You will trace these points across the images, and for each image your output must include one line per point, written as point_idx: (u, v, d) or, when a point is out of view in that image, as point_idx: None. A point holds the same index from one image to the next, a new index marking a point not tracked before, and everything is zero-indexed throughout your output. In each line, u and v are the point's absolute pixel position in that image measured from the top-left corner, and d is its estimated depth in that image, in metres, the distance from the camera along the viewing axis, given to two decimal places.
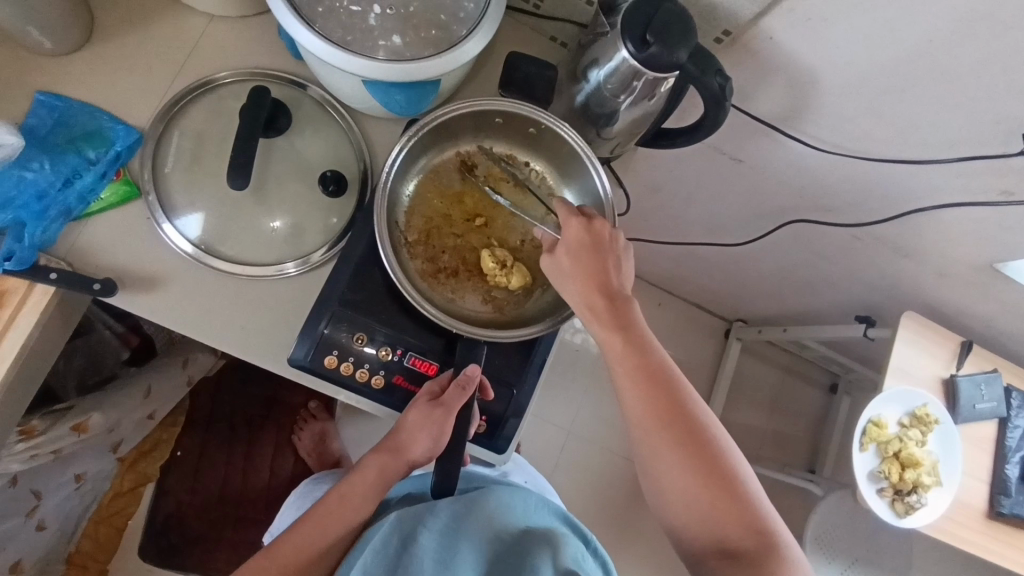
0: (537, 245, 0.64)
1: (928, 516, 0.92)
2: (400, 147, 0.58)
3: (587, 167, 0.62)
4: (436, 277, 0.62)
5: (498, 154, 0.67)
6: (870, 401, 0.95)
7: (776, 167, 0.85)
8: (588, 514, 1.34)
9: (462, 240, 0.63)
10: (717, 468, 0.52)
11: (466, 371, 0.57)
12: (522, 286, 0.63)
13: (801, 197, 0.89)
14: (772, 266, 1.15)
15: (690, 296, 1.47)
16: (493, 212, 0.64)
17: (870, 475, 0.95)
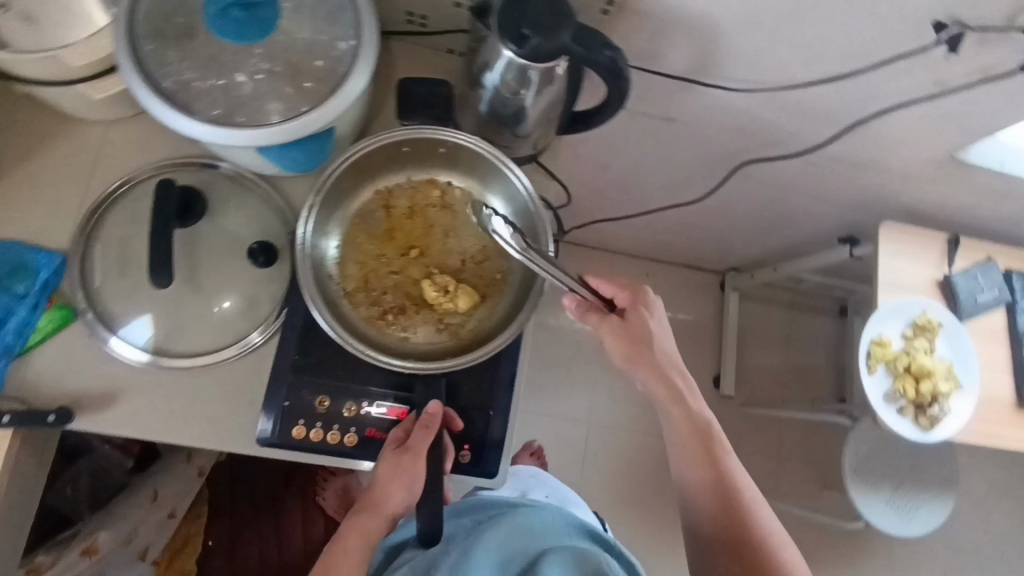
0: (478, 261, 0.63)
1: (955, 423, 0.89)
2: (305, 219, 0.57)
3: (504, 171, 0.61)
4: (384, 319, 0.60)
5: (419, 183, 0.65)
6: (868, 322, 0.92)
7: (709, 116, 0.83)
8: (629, 502, 1.33)
9: (401, 276, 0.62)
10: (734, 499, 0.65)
11: (428, 411, 0.56)
12: (472, 306, 0.62)
13: (744, 138, 0.87)
14: (744, 212, 1.13)
15: (675, 259, 1.44)
16: (427, 240, 0.63)
17: (886, 397, 0.91)
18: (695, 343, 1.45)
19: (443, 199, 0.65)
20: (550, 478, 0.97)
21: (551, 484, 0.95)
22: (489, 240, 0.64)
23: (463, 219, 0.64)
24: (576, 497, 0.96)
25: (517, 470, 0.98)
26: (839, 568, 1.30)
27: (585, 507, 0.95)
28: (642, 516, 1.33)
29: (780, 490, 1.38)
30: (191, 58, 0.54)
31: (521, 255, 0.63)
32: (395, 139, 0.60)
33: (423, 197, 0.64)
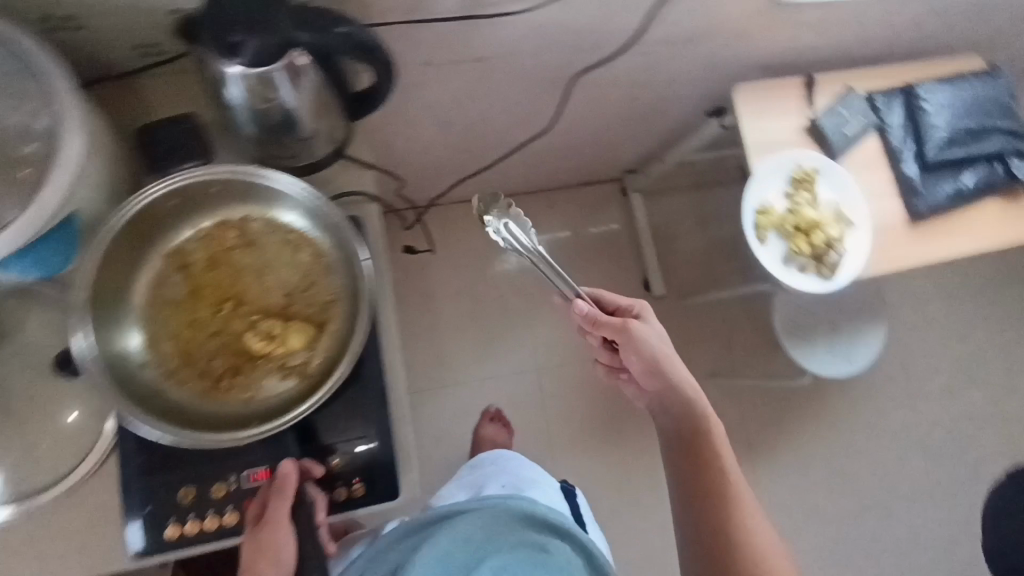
0: (303, 287, 0.58)
1: (855, 264, 0.88)
2: (83, 326, 0.51)
3: (265, 181, 0.55)
4: (222, 387, 0.55)
5: (211, 229, 0.58)
6: (747, 193, 0.88)
7: (515, 45, 0.76)
8: (601, 429, 1.36)
9: (225, 335, 0.56)
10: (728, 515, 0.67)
11: (281, 472, 0.55)
12: (311, 336, 0.57)
13: (564, 55, 0.81)
14: (610, 119, 1.08)
15: (568, 181, 1.40)
16: (240, 286, 0.57)
17: (785, 261, 0.88)
18: (615, 257, 1.43)
19: (244, 237, 0.58)
20: (511, 458, 0.96)
21: (507, 468, 0.93)
22: (308, 264, 0.58)
23: (271, 250, 0.58)
24: (538, 473, 0.94)
25: (480, 461, 0.97)
26: (811, 417, 1.36)
27: (546, 480, 0.93)
28: (614, 437, 1.35)
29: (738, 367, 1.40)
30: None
31: (347, 268, 0.58)
32: (154, 195, 0.54)
33: (221, 243, 0.58)
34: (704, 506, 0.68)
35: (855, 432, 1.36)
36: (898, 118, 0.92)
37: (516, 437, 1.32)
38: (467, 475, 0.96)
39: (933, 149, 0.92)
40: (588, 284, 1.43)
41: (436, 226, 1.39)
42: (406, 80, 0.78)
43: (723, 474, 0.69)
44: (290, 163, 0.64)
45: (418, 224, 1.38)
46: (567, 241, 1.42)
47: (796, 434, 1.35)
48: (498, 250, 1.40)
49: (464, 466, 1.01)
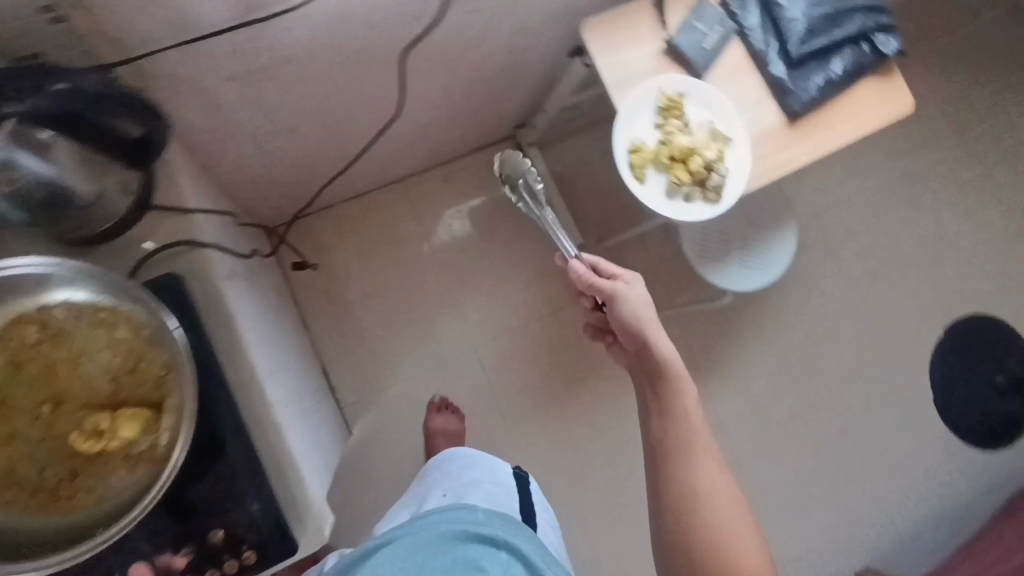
0: (127, 368, 0.53)
1: (740, 179, 0.85)
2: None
3: (8, 272, 0.49)
4: (61, 498, 0.51)
5: (5, 329, 0.51)
6: (615, 134, 0.84)
7: (323, 41, 0.68)
8: (549, 390, 1.36)
9: (53, 441, 0.51)
10: (690, 479, 0.74)
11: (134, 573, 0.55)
12: (146, 421, 0.52)
13: (385, 38, 0.74)
14: (472, 84, 1.02)
15: (458, 151, 1.35)
16: (56, 383, 0.51)
17: (667, 193, 0.85)
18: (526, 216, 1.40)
19: (48, 330, 0.52)
20: (455, 463, 0.97)
21: (447, 477, 0.94)
22: (129, 340, 0.53)
23: (78, 337, 0.52)
24: (484, 473, 0.94)
25: (425, 475, 0.99)
26: (738, 327, 1.45)
27: (492, 475, 0.95)
28: (563, 394, 1.36)
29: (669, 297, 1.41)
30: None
31: (168, 333, 0.53)
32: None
33: (22, 342, 0.51)
34: (671, 462, 0.75)
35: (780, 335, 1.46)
36: (755, 19, 0.87)
37: (466, 420, 1.31)
38: (414, 491, 0.96)
39: (795, 44, 0.87)
40: (505, 250, 1.39)
41: (335, 228, 1.32)
42: (214, 104, 0.70)
43: (693, 440, 0.76)
44: (81, 234, 0.58)
45: (315, 231, 1.32)
46: (473, 211, 1.39)
47: (723, 348, 1.44)
48: (405, 239, 1.36)
49: (422, 470, 1.04)
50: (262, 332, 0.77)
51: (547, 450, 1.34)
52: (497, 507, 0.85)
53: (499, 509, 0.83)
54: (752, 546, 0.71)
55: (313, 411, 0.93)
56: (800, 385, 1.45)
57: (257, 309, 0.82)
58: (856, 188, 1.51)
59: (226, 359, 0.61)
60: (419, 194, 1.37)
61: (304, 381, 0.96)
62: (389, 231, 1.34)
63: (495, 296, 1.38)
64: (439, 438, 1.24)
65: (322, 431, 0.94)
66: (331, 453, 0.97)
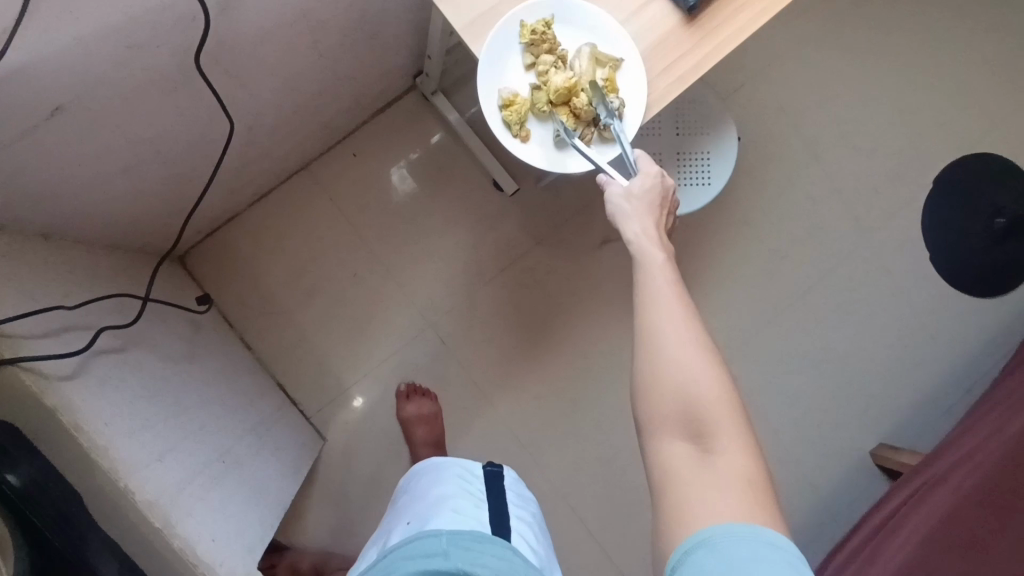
0: None
1: (638, 106, 0.71)
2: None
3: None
4: None
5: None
6: (479, 90, 0.71)
7: (98, 71, 0.58)
8: (516, 347, 1.30)
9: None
10: (671, 331, 0.61)
11: None
12: None
13: (178, 39, 0.63)
14: (325, 58, 0.89)
15: (357, 119, 1.23)
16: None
17: (557, 144, 0.73)
18: (449, 170, 1.29)
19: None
20: (423, 476, 0.88)
21: (413, 502, 0.83)
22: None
23: None
24: (453, 486, 0.83)
25: (403, 498, 0.89)
26: (707, 235, 1.33)
27: (461, 483, 0.84)
28: (531, 347, 1.30)
29: None
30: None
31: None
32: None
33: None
34: (641, 307, 0.64)
35: (752, 233, 1.33)
36: None
37: (438, 397, 1.26)
38: (389, 515, 0.87)
39: None
40: (437, 213, 1.29)
41: (251, 235, 1.24)
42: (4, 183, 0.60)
43: (657, 279, 0.65)
44: None
45: (231, 243, 1.23)
46: (392, 179, 1.27)
47: (696, 261, 1.32)
48: (329, 227, 1.26)
49: (399, 489, 0.94)
50: (151, 406, 0.70)
51: (527, 406, 1.30)
52: (466, 524, 0.73)
53: (464, 528, 0.71)
54: (722, 378, 0.60)
55: (254, 452, 0.88)
56: (784, 278, 1.34)
57: (144, 378, 0.73)
58: (806, 52, 1.35)
59: (84, 468, 0.58)
60: (330, 176, 1.26)
61: (238, 424, 0.89)
62: (310, 223, 1.25)
63: (438, 263, 1.29)
64: (418, 424, 1.19)
65: (265, 476, 0.88)
66: (282, 493, 0.92)
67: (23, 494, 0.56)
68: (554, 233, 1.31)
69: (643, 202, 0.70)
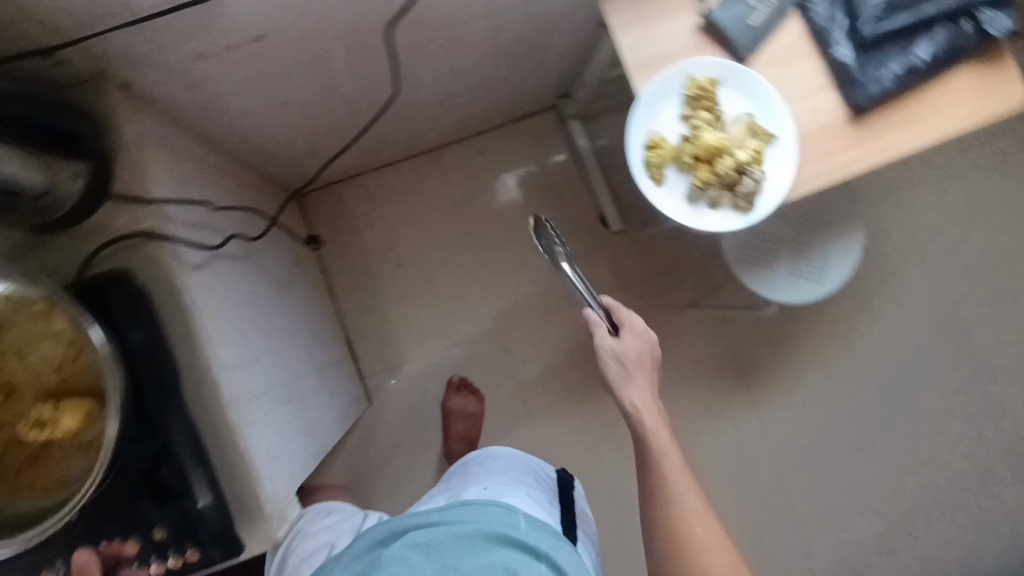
0: (67, 360, 0.55)
1: (780, 185, 0.72)
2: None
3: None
4: (20, 479, 0.55)
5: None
6: (629, 126, 0.73)
7: (299, 18, 0.64)
8: (572, 378, 1.30)
9: (8, 429, 0.55)
10: (672, 491, 0.83)
11: (78, 560, 0.57)
12: (84, 415, 0.55)
13: (372, 9, 0.68)
14: (490, 58, 0.94)
15: (495, 121, 1.27)
16: (7, 374, 0.55)
17: (689, 197, 0.74)
18: (564, 192, 1.31)
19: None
20: (497, 455, 0.87)
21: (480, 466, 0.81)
22: (64, 332, 0.55)
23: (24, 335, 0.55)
24: (532, 478, 0.82)
25: (464, 468, 0.86)
26: (795, 332, 1.29)
27: (535, 480, 0.84)
28: (585, 383, 1.31)
29: (715, 292, 1.28)
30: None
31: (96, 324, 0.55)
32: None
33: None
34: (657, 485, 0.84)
35: (843, 346, 1.29)
36: None
37: (485, 400, 1.29)
38: (455, 479, 0.86)
39: (870, 22, 0.71)
40: (538, 229, 1.32)
41: (365, 197, 1.31)
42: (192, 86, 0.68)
43: (659, 449, 0.86)
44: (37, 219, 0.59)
45: (345, 198, 1.31)
46: (511, 185, 1.32)
47: (775, 354, 1.29)
48: (437, 211, 1.32)
49: (462, 462, 0.93)
50: (246, 316, 0.76)
51: (564, 439, 1.30)
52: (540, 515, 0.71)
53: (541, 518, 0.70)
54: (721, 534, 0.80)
55: (314, 390, 0.94)
56: (862, 401, 1.28)
57: (248, 289, 0.80)
58: (954, 184, 1.30)
59: (184, 346, 0.61)
60: (453, 165, 1.32)
61: (309, 359, 0.96)
62: (421, 202, 1.32)
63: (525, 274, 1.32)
64: (458, 418, 1.23)
65: (320, 412, 0.94)
66: (330, 434, 0.97)
67: (140, 350, 0.60)
68: (644, 285, 1.29)
69: (637, 357, 0.89)
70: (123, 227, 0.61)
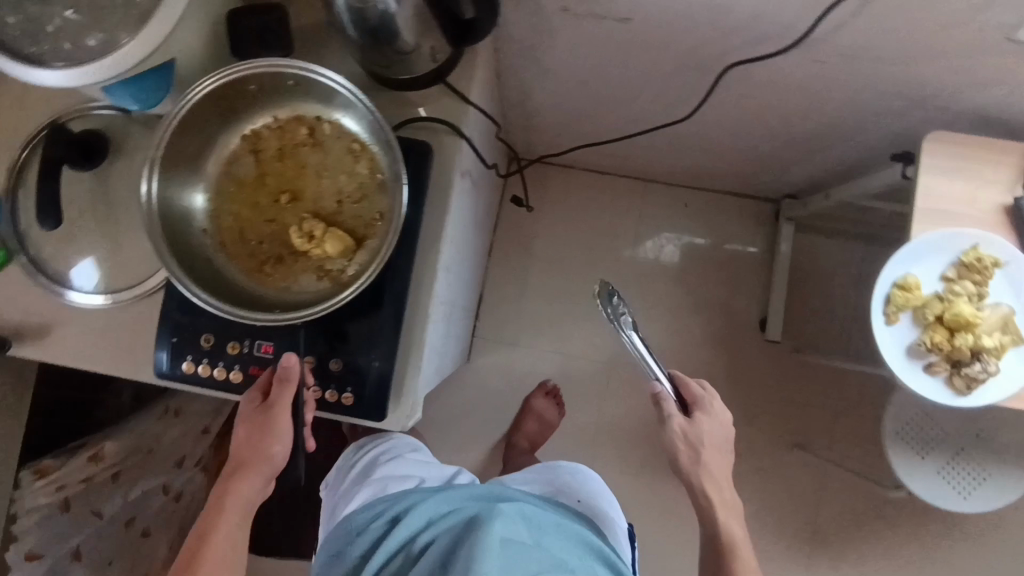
0: (354, 199, 0.61)
1: (1005, 387, 0.70)
2: (149, 178, 0.56)
3: (311, 75, 0.56)
4: (262, 270, 0.61)
5: (286, 122, 0.61)
6: (889, 259, 0.72)
7: (666, 13, 0.67)
8: (651, 446, 1.27)
9: (277, 224, 0.61)
10: None
11: (284, 363, 0.58)
12: (342, 250, 0.60)
13: (722, 37, 0.70)
14: (769, 131, 0.94)
15: (715, 185, 1.27)
16: (300, 181, 0.61)
17: (909, 350, 0.73)
18: (740, 280, 1.29)
19: (313, 136, 0.61)
20: (586, 475, 0.97)
21: (568, 472, 0.96)
22: (364, 175, 0.61)
23: (337, 159, 0.61)
24: (612, 509, 0.95)
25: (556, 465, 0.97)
26: (886, 532, 1.20)
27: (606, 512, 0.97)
28: (659, 459, 1.28)
29: (829, 450, 1.22)
30: (42, 34, 0.51)
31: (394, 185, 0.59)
32: (208, 89, 0.56)
33: (292, 136, 0.61)
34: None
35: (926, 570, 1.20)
36: None
37: (565, 418, 1.28)
38: (535, 472, 1.00)
39: None
40: (696, 299, 1.29)
41: (561, 187, 1.34)
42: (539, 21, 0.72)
43: (734, 544, 0.72)
44: (385, 74, 0.63)
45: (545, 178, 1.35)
46: (694, 248, 1.31)
47: (855, 540, 1.21)
48: (615, 233, 1.32)
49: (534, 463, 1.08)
50: (462, 234, 0.82)
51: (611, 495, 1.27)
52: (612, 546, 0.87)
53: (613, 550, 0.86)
54: None
55: (458, 326, 0.98)
56: None
57: (471, 211, 0.86)
58: None
59: (429, 233, 0.63)
60: (653, 201, 1.32)
61: (466, 298, 1.01)
62: (607, 216, 1.33)
63: (664, 332, 1.28)
64: (531, 418, 1.24)
65: (453, 348, 0.99)
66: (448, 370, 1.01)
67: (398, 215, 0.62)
68: (767, 404, 1.25)
69: (714, 442, 0.76)
70: (428, 112, 0.65)
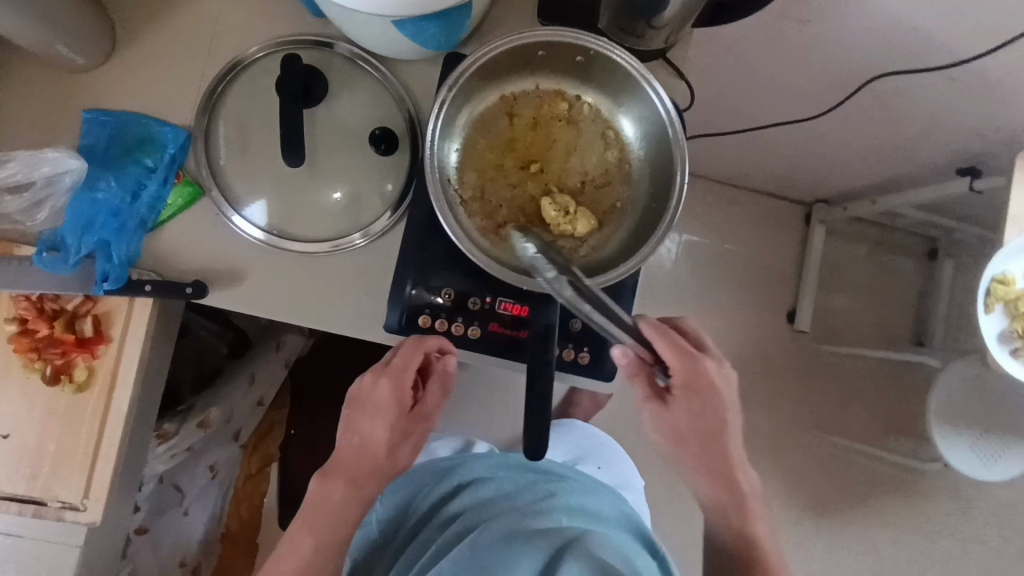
0: (598, 184, 0.60)
1: None
2: (434, 116, 0.53)
3: (608, 54, 0.55)
4: (497, 233, 0.58)
5: (546, 93, 0.61)
6: (991, 258, 0.83)
7: (850, 22, 0.73)
8: None
9: (519, 191, 0.59)
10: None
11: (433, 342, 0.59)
12: (589, 231, 0.59)
13: (885, 48, 0.76)
14: (854, 139, 1.04)
15: (761, 186, 1.35)
16: (548, 155, 0.60)
17: (1000, 335, 0.84)
18: (774, 275, 1.39)
19: (570, 114, 0.61)
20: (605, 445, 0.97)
21: (584, 437, 0.95)
22: (611, 164, 0.60)
23: (590, 142, 0.61)
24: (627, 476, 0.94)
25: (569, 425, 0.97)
26: (885, 504, 1.36)
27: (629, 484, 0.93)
28: None
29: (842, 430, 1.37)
30: None
31: (646, 182, 0.59)
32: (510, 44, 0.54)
33: (550, 110, 0.61)
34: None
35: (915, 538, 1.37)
36: None
37: None
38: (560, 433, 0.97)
39: None
40: (735, 290, 1.38)
41: None
42: None
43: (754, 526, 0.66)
44: (630, 42, 0.63)
45: None
46: (736, 242, 1.39)
47: (858, 510, 1.36)
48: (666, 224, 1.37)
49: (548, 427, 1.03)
50: None
51: None
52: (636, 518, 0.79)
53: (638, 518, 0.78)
54: None
55: None
56: None
57: None
58: None
59: None
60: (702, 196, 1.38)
61: None
62: None
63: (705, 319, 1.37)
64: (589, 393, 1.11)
65: None
66: None
67: None
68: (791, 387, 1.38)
69: (712, 419, 0.64)
70: None
